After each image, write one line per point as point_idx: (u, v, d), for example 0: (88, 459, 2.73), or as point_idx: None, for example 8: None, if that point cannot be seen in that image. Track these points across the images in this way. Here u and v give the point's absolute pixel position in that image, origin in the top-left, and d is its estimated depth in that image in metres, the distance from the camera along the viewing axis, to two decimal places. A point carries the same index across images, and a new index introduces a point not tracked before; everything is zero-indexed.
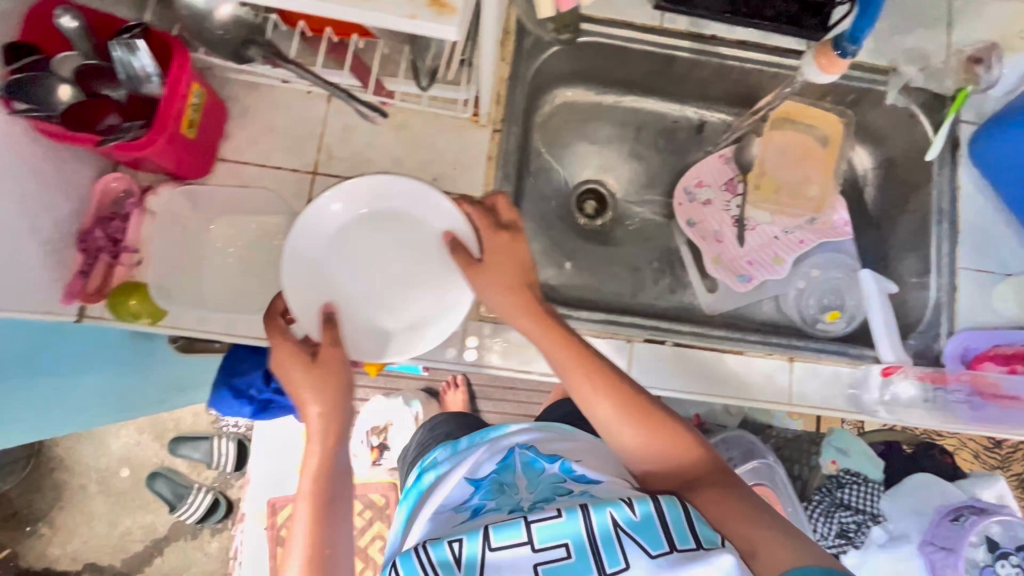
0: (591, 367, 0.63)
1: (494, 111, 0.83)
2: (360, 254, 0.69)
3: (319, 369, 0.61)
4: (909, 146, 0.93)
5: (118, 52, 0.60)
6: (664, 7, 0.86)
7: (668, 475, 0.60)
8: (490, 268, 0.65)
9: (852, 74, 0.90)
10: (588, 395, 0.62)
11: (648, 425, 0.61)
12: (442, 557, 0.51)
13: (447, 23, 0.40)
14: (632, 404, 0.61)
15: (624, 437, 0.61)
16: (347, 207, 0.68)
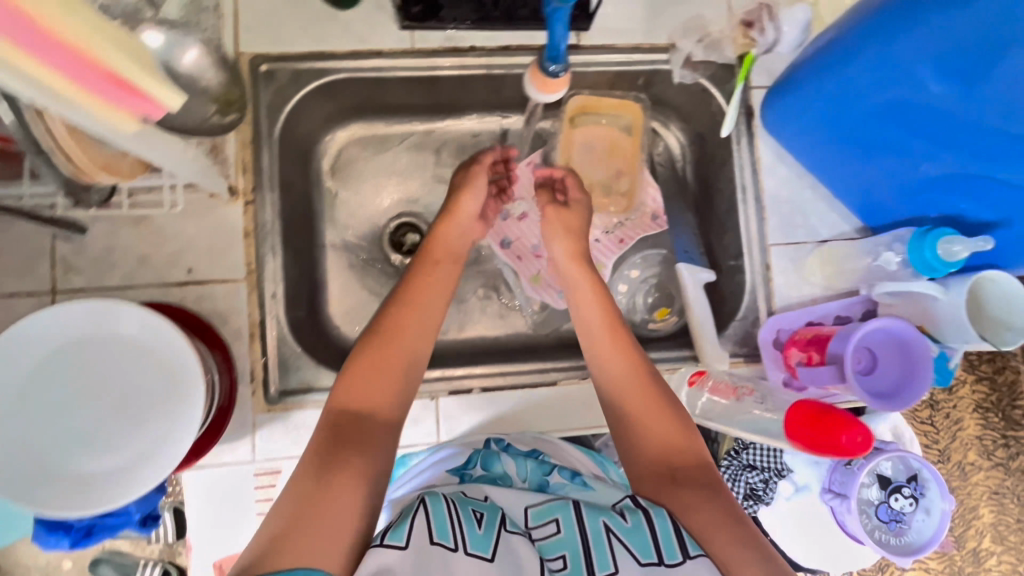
0: (625, 344, 0.73)
1: (243, 181, 0.75)
2: (49, 406, 0.59)
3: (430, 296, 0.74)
4: (709, 120, 0.88)
5: None
6: (410, 26, 0.79)
7: (655, 458, 0.64)
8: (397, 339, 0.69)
9: (632, 59, 0.84)
10: (604, 357, 0.72)
11: (658, 408, 0.68)
12: (466, 515, 0.54)
13: None
14: (647, 372, 0.71)
15: (627, 407, 0.68)
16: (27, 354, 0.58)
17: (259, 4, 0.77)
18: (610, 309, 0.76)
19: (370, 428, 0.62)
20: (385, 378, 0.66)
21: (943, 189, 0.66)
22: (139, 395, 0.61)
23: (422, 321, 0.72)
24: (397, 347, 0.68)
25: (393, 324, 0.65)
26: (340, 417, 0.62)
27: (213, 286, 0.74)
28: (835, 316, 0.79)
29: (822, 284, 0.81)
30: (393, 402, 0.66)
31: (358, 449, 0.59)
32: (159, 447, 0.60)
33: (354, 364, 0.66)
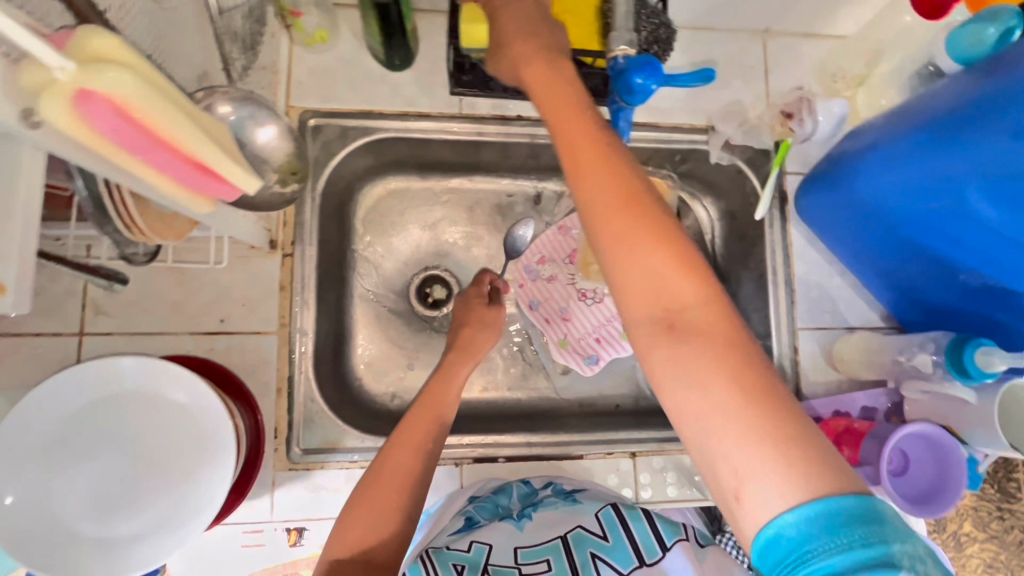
0: (607, 160, 0.47)
1: (284, 233, 0.75)
2: (80, 462, 0.56)
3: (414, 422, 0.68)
4: (743, 200, 0.89)
5: None
6: (462, 92, 0.80)
7: (647, 305, 0.43)
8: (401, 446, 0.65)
9: (672, 137, 0.86)
10: (596, 217, 0.46)
11: (651, 232, 0.44)
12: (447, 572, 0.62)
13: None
14: (658, 227, 0.44)
15: (608, 254, 0.45)
16: (60, 405, 0.56)
17: (313, 60, 0.78)
18: (626, 175, 0.46)
19: (368, 558, 0.57)
20: (380, 511, 0.60)
21: (980, 300, 0.68)
22: (170, 453, 0.59)
23: (416, 450, 0.65)
24: (392, 469, 0.63)
25: (376, 502, 0.61)
26: (336, 565, 0.56)
27: (244, 337, 0.73)
28: (860, 407, 0.79)
29: (847, 372, 0.82)
30: (393, 527, 0.60)
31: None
32: (188, 507, 0.58)
33: (356, 501, 0.62)
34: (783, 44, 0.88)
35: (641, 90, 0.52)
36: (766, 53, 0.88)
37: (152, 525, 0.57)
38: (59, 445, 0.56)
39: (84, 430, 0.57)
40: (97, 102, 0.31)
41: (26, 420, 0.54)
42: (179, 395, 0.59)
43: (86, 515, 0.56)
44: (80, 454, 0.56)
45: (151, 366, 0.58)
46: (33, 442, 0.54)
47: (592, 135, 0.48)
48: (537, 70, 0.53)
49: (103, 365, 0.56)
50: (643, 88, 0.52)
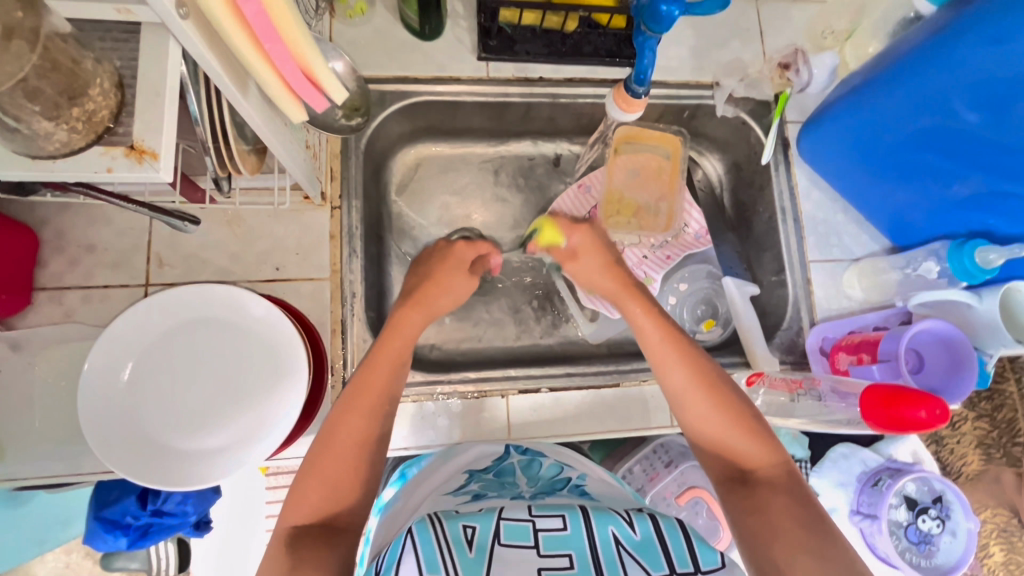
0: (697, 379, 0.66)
1: (331, 188, 0.81)
2: (169, 381, 0.61)
3: (369, 378, 0.66)
4: (748, 150, 0.97)
5: None
6: (488, 58, 0.87)
7: (725, 464, 0.63)
8: (357, 397, 0.65)
9: (681, 93, 0.93)
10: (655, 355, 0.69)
11: (717, 398, 0.65)
12: (456, 535, 0.50)
13: (147, 169, 0.38)
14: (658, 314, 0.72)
15: (692, 418, 0.66)
16: (149, 329, 0.61)
17: (351, 32, 0.85)
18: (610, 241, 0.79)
19: (331, 521, 0.59)
20: (333, 474, 0.60)
21: (972, 208, 0.75)
22: (251, 376, 0.63)
23: (368, 415, 0.64)
24: (349, 435, 0.63)
25: (337, 463, 0.61)
26: (298, 528, 0.57)
27: (298, 284, 0.78)
28: (873, 325, 0.84)
29: (858, 298, 0.88)
30: (354, 484, 0.61)
31: (317, 543, 0.56)
32: (262, 428, 0.62)
33: (309, 465, 0.61)
34: (774, 8, 0.97)
35: (666, 18, 0.59)
36: (760, 15, 0.96)
37: (234, 438, 0.61)
38: (156, 353, 0.61)
39: (171, 352, 0.62)
40: None
41: (133, 325, 0.60)
42: (253, 318, 0.64)
43: (173, 423, 0.60)
44: (172, 364, 0.62)
45: (222, 292, 0.63)
46: (137, 345, 0.60)
47: (647, 300, 0.73)
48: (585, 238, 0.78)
49: (203, 288, 0.62)
50: (668, 16, 0.58)
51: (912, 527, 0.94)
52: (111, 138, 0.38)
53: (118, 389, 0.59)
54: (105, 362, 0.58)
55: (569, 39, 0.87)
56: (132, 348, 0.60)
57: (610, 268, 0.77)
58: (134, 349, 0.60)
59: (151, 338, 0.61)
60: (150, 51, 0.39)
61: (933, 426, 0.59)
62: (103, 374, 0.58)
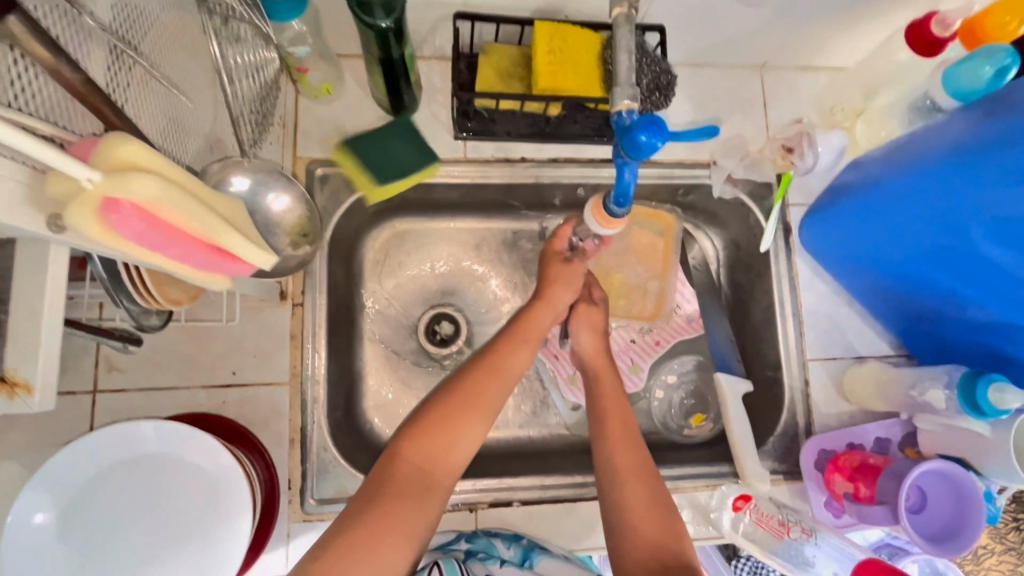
0: (637, 458, 0.68)
1: (294, 283, 0.76)
2: (94, 552, 0.56)
3: (512, 345, 0.73)
4: (747, 232, 0.90)
5: None
6: (466, 137, 0.81)
7: (645, 557, 0.59)
8: (492, 372, 0.69)
9: (674, 173, 0.87)
10: (611, 447, 0.68)
11: (648, 496, 0.65)
12: None
13: (23, 406, 0.33)
14: (643, 467, 0.67)
15: (625, 486, 0.65)
16: (52, 507, 0.55)
17: (320, 111, 0.79)
18: (597, 316, 0.81)
19: (428, 482, 0.60)
20: (460, 428, 0.63)
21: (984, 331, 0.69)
22: (188, 516, 0.59)
23: (501, 388, 0.69)
24: (481, 396, 0.67)
25: (454, 426, 0.63)
26: (404, 463, 0.60)
27: (256, 389, 0.74)
28: (874, 438, 0.79)
29: (857, 402, 0.82)
30: (467, 446, 0.64)
31: (420, 490, 0.59)
32: (204, 571, 0.58)
33: (431, 412, 0.64)
34: (781, 78, 0.89)
35: (646, 148, 0.52)
36: (764, 86, 0.89)
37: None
38: (83, 502, 0.57)
39: (84, 523, 0.56)
40: (125, 210, 0.32)
41: (55, 477, 0.55)
42: (168, 452, 0.59)
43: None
44: (93, 530, 0.57)
45: (118, 433, 0.58)
46: (60, 500, 0.56)
47: (630, 419, 0.72)
48: (587, 311, 0.81)
49: (130, 427, 0.58)
50: (648, 145, 0.52)
51: None
52: None
53: None
54: (24, 525, 0.54)
55: (554, 120, 0.80)
56: (54, 502, 0.55)
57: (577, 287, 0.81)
58: (57, 504, 0.55)
59: (58, 519, 0.55)
60: (24, 267, 0.33)
61: None
62: (24, 537, 0.54)
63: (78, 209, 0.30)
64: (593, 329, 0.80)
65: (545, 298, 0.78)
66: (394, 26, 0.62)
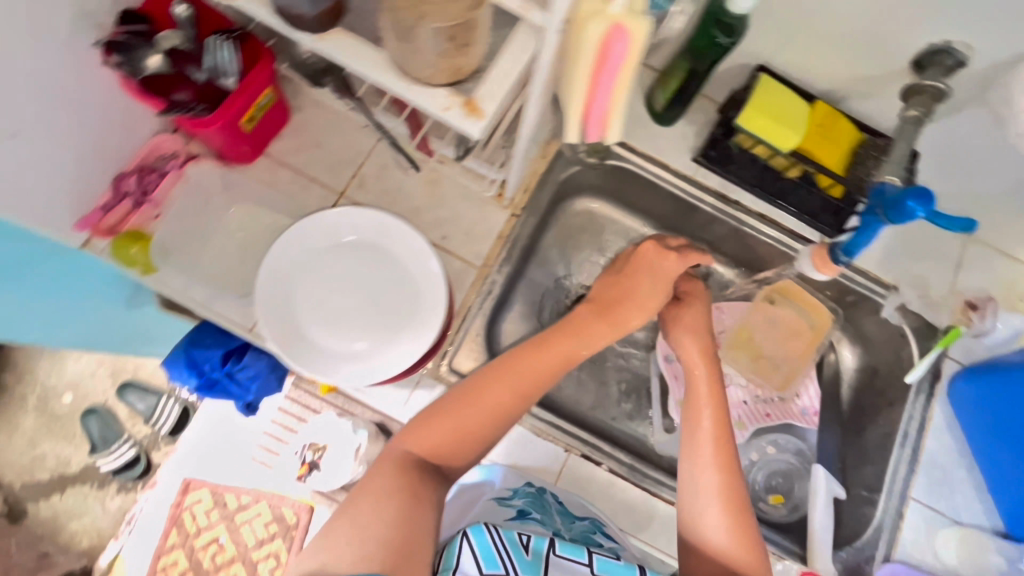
0: (727, 489, 0.67)
1: (519, 198, 0.88)
2: (326, 284, 0.74)
3: (505, 370, 0.70)
4: (893, 361, 0.95)
5: (181, 10, 0.64)
6: (701, 162, 0.93)
7: None
8: (464, 403, 0.68)
9: (855, 278, 0.94)
10: (701, 468, 0.69)
11: (739, 532, 0.65)
12: (513, 540, 0.61)
13: (472, 123, 0.47)
14: (734, 499, 0.67)
15: (710, 514, 0.66)
16: (332, 235, 0.75)
17: None
18: (700, 331, 0.79)
19: (437, 463, 0.66)
20: (454, 440, 0.67)
21: None
22: (386, 310, 0.74)
23: (488, 414, 0.68)
24: (491, 399, 0.69)
25: (461, 447, 0.67)
26: (408, 456, 0.64)
27: (452, 258, 0.86)
28: None
29: (944, 561, 0.83)
30: (477, 429, 0.68)
31: (426, 474, 0.64)
32: (365, 358, 0.73)
33: (443, 402, 0.68)
34: (988, 250, 0.94)
35: (908, 213, 0.62)
36: (969, 248, 0.94)
37: (352, 354, 0.73)
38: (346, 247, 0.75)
39: (341, 257, 0.75)
40: (622, 40, 0.45)
41: (343, 220, 0.74)
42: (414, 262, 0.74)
43: (316, 307, 0.74)
44: (336, 271, 0.75)
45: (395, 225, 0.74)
46: (345, 231, 0.75)
47: (729, 451, 0.70)
48: (693, 314, 0.80)
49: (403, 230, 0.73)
50: (911, 212, 0.62)
51: None
52: (458, 88, 0.48)
53: (300, 252, 0.74)
54: (312, 235, 0.75)
55: (781, 183, 0.90)
56: (340, 231, 0.75)
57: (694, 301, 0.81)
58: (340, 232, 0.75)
59: (333, 241, 0.75)
60: (514, 48, 0.48)
61: None
62: (290, 249, 0.74)
63: (596, 19, 0.44)
64: (691, 329, 0.79)
65: (607, 319, 0.76)
66: (727, 46, 0.76)
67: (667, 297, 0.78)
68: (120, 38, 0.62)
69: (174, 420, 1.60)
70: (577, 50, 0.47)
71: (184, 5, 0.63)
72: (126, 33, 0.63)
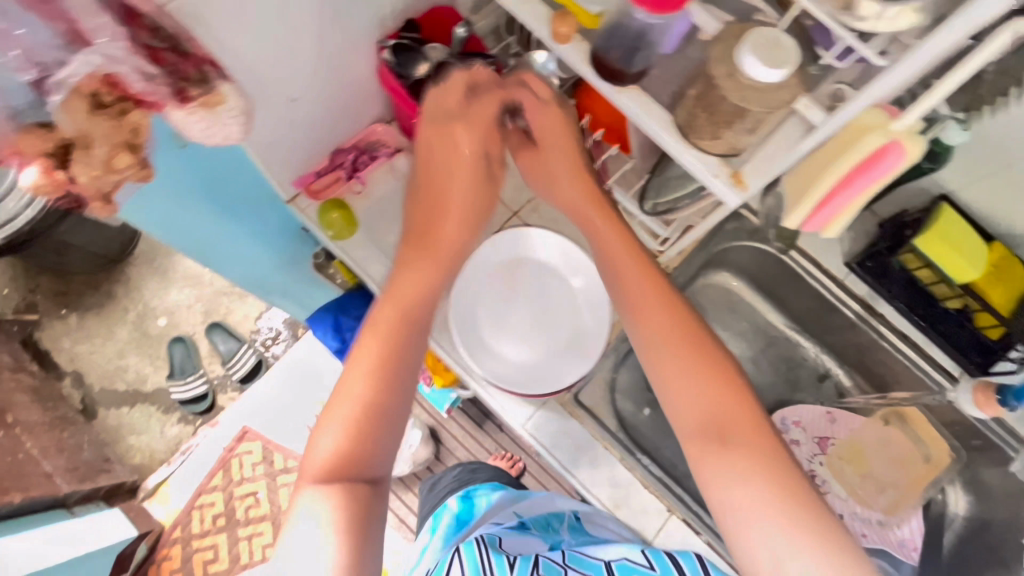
0: (751, 443, 0.53)
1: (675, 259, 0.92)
2: (511, 289, 0.84)
3: (385, 333, 0.63)
4: (1011, 519, 0.90)
5: (460, 31, 0.74)
6: (852, 267, 0.94)
7: None
8: (361, 371, 0.60)
9: (990, 426, 0.91)
10: (715, 459, 0.54)
11: (779, 483, 0.51)
12: (498, 563, 0.70)
13: (736, 193, 0.52)
14: (778, 474, 0.51)
15: (761, 510, 0.50)
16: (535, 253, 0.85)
17: None
18: (668, 294, 0.64)
19: (362, 473, 0.56)
20: (379, 437, 0.58)
21: None
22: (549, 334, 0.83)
23: (375, 382, 0.59)
24: (351, 392, 0.59)
25: (372, 438, 0.57)
26: (325, 470, 0.55)
27: None
28: None
29: None
30: (363, 396, 0.58)
31: (354, 488, 0.54)
32: (511, 364, 0.81)
33: (337, 393, 0.60)
34: None
35: None
36: None
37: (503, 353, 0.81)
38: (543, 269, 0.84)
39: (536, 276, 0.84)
40: (897, 152, 0.51)
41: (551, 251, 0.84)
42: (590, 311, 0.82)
43: (494, 302, 0.83)
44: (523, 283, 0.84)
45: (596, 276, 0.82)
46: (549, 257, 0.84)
47: (710, 375, 0.58)
48: (614, 237, 0.69)
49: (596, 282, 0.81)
50: None
51: None
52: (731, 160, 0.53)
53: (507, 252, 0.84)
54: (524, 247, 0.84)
55: (933, 309, 0.89)
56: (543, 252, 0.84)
57: (634, 255, 0.67)
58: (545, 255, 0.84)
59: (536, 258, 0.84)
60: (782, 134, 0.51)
61: None
62: (499, 250, 0.84)
63: (878, 132, 0.50)
64: (659, 292, 0.64)
65: (604, 214, 0.71)
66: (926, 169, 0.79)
67: (653, 282, 0.65)
68: (402, 44, 0.74)
69: (247, 368, 1.69)
70: (846, 150, 0.52)
71: (463, 27, 0.74)
72: (406, 40, 0.74)
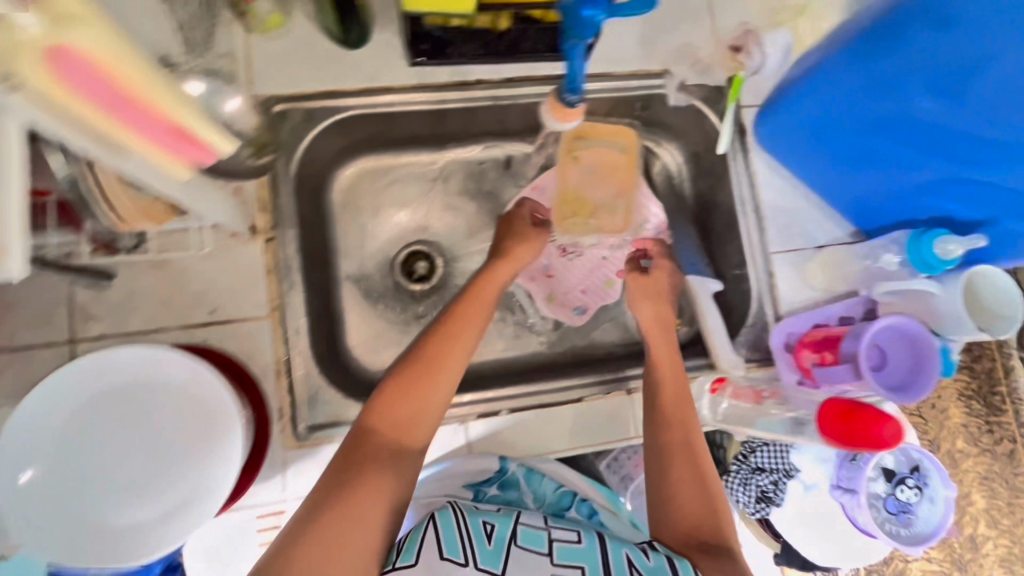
0: (687, 442, 0.71)
1: (263, 219, 0.77)
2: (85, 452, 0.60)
3: (449, 357, 0.69)
4: (704, 139, 0.92)
5: None
6: (421, 62, 0.82)
7: (681, 535, 0.65)
8: (418, 384, 0.67)
9: (630, 84, 0.88)
10: (665, 423, 0.72)
11: (701, 489, 0.67)
12: (477, 529, 0.62)
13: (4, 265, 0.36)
14: (692, 452, 0.70)
15: (682, 489, 0.67)
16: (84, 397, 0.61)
17: (270, 47, 0.79)
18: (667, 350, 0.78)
19: (398, 445, 0.64)
20: (421, 417, 0.66)
21: (932, 195, 0.73)
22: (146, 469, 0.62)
23: (425, 402, 0.66)
24: (444, 371, 0.68)
25: (414, 419, 0.65)
26: (368, 444, 0.63)
27: (234, 325, 0.75)
28: (837, 317, 0.84)
29: (823, 286, 0.86)
30: (424, 414, 0.66)
31: (389, 460, 0.62)
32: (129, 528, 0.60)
33: (398, 377, 0.67)
34: None
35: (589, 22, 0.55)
36: None
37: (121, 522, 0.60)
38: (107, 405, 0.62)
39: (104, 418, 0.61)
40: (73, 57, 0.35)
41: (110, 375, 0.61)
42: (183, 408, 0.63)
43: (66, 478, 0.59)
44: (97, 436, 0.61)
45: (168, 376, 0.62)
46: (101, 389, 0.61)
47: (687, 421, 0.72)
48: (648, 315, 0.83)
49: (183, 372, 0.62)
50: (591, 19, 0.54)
51: (890, 499, 0.80)
52: None
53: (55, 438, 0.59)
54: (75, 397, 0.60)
55: (506, 37, 0.81)
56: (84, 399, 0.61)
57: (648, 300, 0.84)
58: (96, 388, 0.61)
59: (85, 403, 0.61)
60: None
61: (884, 444, 0.65)
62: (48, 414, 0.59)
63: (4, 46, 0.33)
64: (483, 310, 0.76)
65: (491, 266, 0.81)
66: None
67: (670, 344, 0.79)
68: None
69: None
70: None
71: None
72: None
